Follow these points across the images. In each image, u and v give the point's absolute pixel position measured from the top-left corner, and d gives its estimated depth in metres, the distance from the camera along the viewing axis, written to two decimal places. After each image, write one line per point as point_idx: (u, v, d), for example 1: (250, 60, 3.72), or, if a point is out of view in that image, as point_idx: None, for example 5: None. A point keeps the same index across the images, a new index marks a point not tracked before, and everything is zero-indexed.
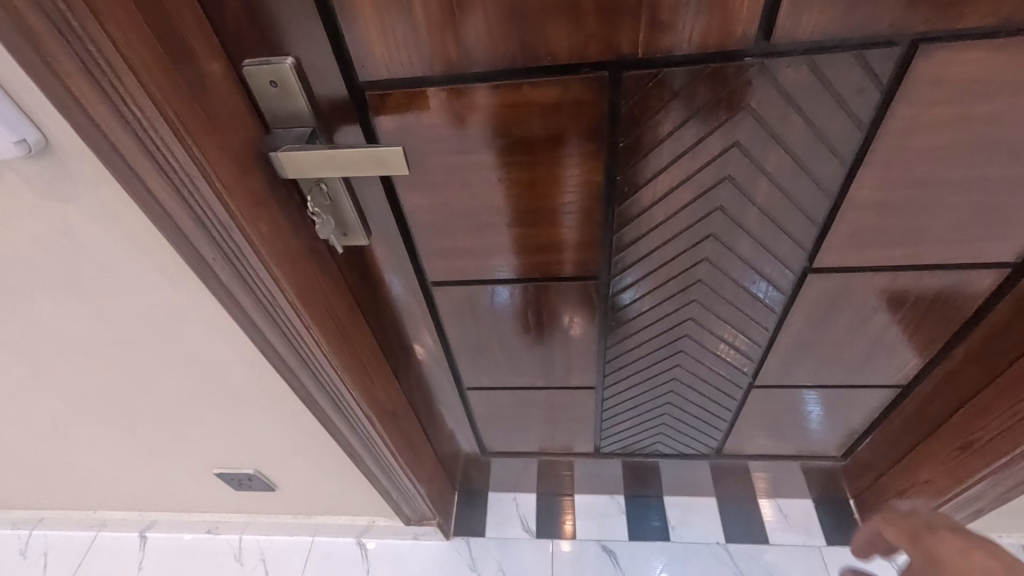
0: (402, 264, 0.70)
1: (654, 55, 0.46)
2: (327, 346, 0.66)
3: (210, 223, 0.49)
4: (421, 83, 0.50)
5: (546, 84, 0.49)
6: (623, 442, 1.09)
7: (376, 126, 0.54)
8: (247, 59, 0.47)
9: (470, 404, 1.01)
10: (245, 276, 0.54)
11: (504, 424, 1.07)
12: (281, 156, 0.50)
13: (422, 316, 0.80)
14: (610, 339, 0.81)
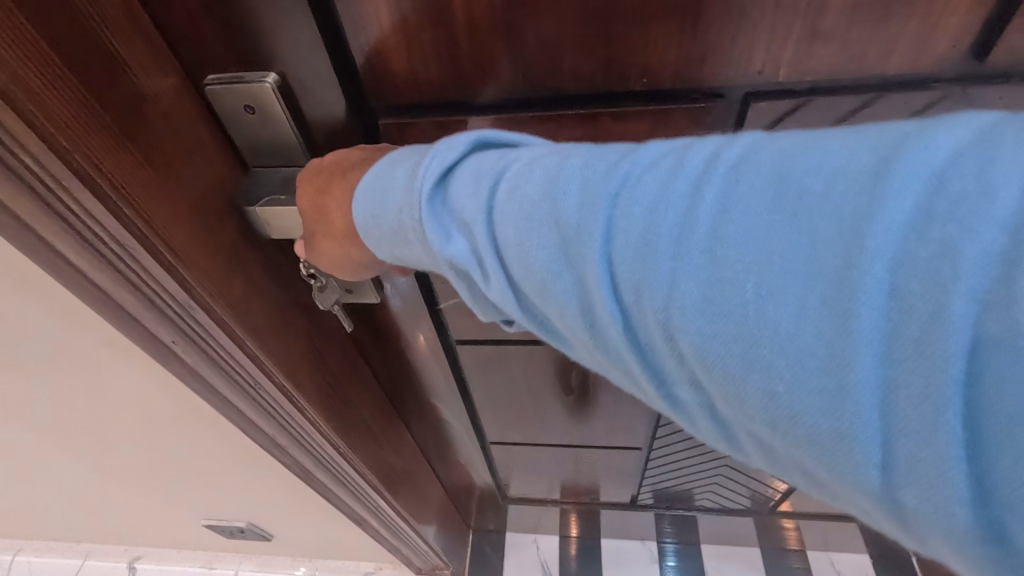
0: (420, 318, 0.58)
1: (800, 79, 0.31)
2: (330, 426, 0.53)
3: (169, 308, 0.35)
4: (458, 110, 0.35)
5: (633, 116, 0.34)
6: (662, 492, 0.97)
7: None
8: (209, 74, 0.33)
9: (490, 452, 0.90)
10: (219, 361, 0.40)
11: (530, 470, 0.95)
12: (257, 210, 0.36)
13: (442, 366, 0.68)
14: None
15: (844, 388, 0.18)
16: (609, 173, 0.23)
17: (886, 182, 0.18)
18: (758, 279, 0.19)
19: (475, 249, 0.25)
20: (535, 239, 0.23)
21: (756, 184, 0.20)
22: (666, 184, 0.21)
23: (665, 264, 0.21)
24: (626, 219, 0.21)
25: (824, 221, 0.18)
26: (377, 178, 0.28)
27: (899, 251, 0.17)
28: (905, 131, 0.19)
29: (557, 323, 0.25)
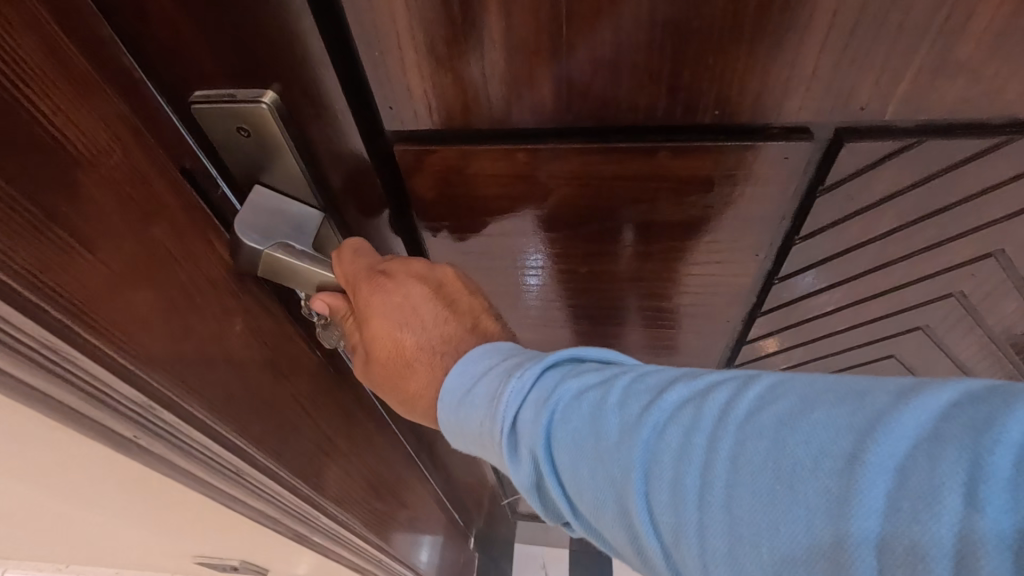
0: None
1: (912, 117, 0.26)
2: (337, 490, 0.46)
3: (110, 417, 0.25)
4: (489, 138, 0.30)
5: (697, 152, 0.29)
6: None
7: (410, 194, 0.34)
8: (195, 91, 0.27)
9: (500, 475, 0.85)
10: (217, 468, 0.33)
11: None
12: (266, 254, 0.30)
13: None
14: None
15: None
16: (632, 415, 0.22)
17: (868, 466, 0.17)
18: (773, 558, 0.18)
19: (531, 487, 0.24)
20: (579, 486, 0.22)
21: (760, 452, 0.19)
22: (678, 436, 0.20)
23: (692, 525, 0.19)
24: (652, 471, 0.21)
25: (823, 501, 0.17)
26: (449, 396, 0.26)
27: (882, 533, 0.16)
28: (893, 392, 0.18)
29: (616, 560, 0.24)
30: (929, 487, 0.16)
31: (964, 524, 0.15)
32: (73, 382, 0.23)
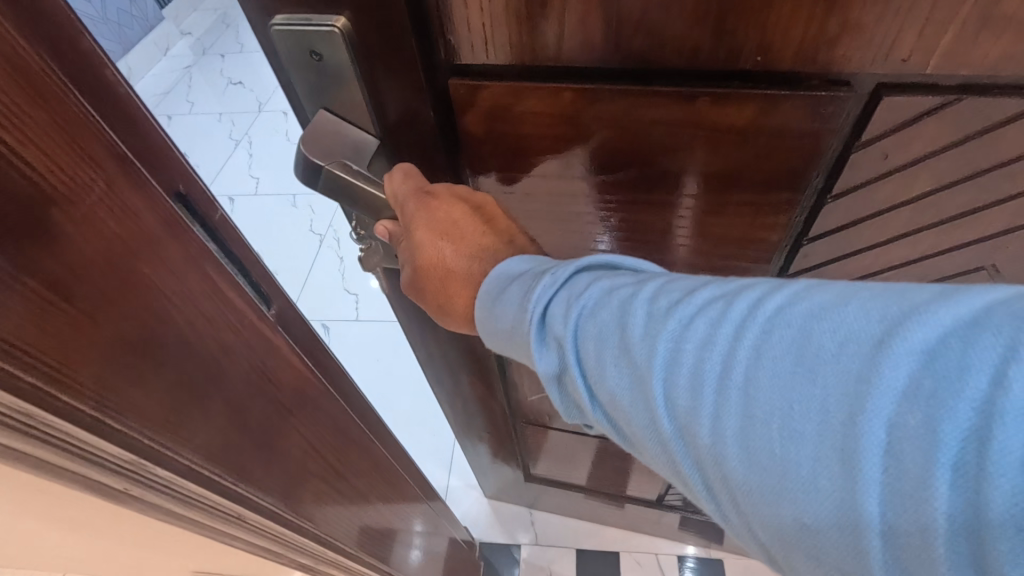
0: None
1: (952, 72, 0.26)
2: (355, 528, 0.43)
3: (105, 474, 0.23)
4: (538, 78, 0.32)
5: (736, 101, 0.30)
6: (691, 505, 0.92)
7: (461, 134, 0.36)
8: (276, 14, 0.30)
9: (518, 445, 0.87)
10: (222, 525, 0.30)
11: (557, 462, 0.92)
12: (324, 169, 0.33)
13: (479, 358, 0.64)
14: None
15: (858, 534, 0.19)
16: (662, 310, 0.24)
17: (893, 352, 0.18)
18: (783, 433, 0.20)
19: (555, 375, 0.27)
20: (603, 373, 0.24)
21: (786, 340, 0.20)
22: (705, 328, 0.22)
23: (709, 405, 0.21)
24: (675, 358, 0.23)
25: (842, 383, 0.19)
26: (489, 290, 0.29)
27: (896, 410, 0.18)
28: (924, 295, 0.19)
29: (626, 446, 0.26)
30: (949, 371, 0.17)
31: (981, 402, 0.17)
32: (48, 445, 0.21)
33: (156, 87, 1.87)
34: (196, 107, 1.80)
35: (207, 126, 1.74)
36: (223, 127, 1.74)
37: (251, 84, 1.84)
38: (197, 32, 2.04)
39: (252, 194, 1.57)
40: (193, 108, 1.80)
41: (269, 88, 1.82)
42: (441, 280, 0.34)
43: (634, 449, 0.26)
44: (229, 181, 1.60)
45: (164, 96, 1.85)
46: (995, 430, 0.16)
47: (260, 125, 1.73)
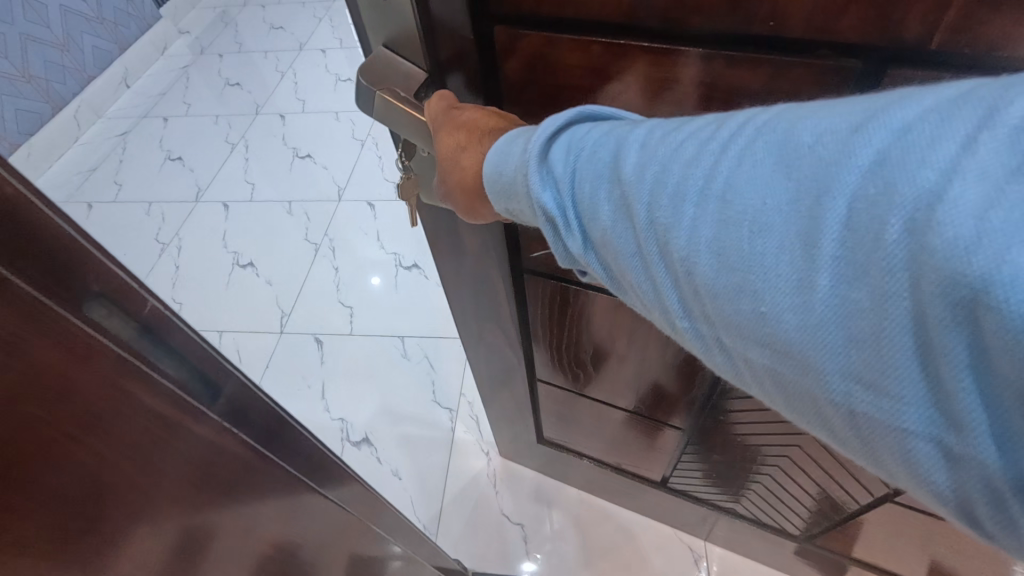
0: (493, 252, 0.60)
1: (954, 50, 0.27)
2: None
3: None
4: (567, 30, 0.36)
5: (744, 64, 0.32)
6: (692, 487, 0.94)
7: (500, 75, 0.41)
8: None
9: (536, 406, 0.93)
10: None
11: (569, 431, 0.96)
12: (377, 92, 0.40)
13: (502, 307, 0.69)
14: (716, 394, 0.67)
15: (814, 304, 0.21)
16: (657, 137, 0.27)
17: (865, 137, 0.20)
18: (753, 227, 0.22)
19: (549, 215, 0.31)
20: (597, 199, 0.28)
21: (765, 147, 0.23)
22: (694, 147, 0.25)
23: (690, 213, 0.24)
24: (663, 175, 0.25)
25: (810, 173, 0.21)
26: (491, 162, 0.35)
27: (859, 188, 0.20)
28: (897, 97, 0.21)
29: (618, 273, 0.29)
30: (921, 142, 0.19)
31: (947, 163, 0.18)
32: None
33: (156, 87, 2.11)
34: (192, 109, 2.01)
35: (203, 127, 1.95)
36: (221, 129, 1.93)
37: (248, 86, 2.05)
38: (193, 31, 2.29)
39: (247, 199, 1.73)
40: (190, 109, 2.01)
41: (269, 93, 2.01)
42: (463, 179, 0.38)
43: (624, 277, 0.29)
44: (229, 184, 1.78)
45: (160, 99, 2.06)
46: (953, 181, 0.18)
47: (258, 130, 1.91)
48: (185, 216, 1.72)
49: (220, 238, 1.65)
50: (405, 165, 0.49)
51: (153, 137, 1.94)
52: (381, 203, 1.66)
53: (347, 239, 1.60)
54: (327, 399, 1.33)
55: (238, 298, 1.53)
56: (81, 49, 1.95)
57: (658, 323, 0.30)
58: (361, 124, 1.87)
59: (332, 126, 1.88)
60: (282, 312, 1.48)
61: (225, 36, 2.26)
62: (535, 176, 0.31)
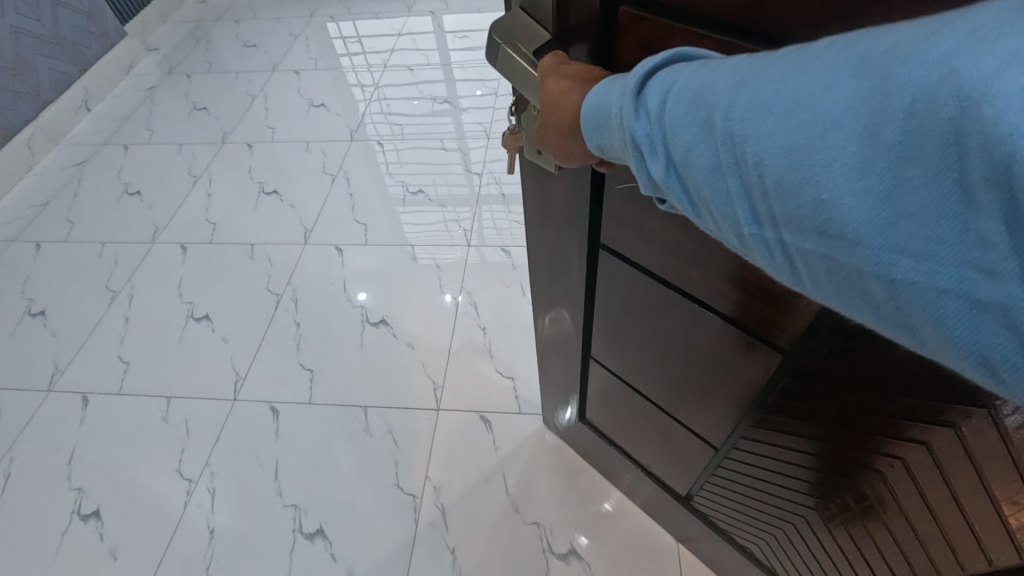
0: (574, 224, 0.68)
1: None
2: None
3: None
4: (685, 21, 0.45)
5: None
6: (718, 512, 0.97)
7: (618, 47, 0.51)
8: None
9: (586, 388, 1.00)
10: None
11: (615, 418, 1.03)
12: (501, 45, 0.54)
13: (571, 278, 0.77)
14: (760, 416, 0.71)
15: (874, 190, 0.28)
16: (752, 66, 0.34)
17: (929, 49, 0.26)
18: (828, 133, 0.29)
19: (641, 140, 0.40)
20: (683, 120, 0.37)
21: (842, 68, 0.29)
22: (784, 69, 0.32)
23: (776, 122, 0.31)
24: (759, 92, 0.33)
25: (877, 84, 0.27)
26: (588, 103, 0.45)
27: (924, 86, 0.25)
28: (959, 16, 0.26)
29: (706, 182, 0.37)
30: (980, 45, 0.24)
31: (1003, 57, 0.23)
32: None
33: (119, 111, 2.82)
34: (151, 134, 2.68)
35: (167, 153, 2.57)
36: (183, 157, 2.54)
37: (212, 112, 2.75)
38: (161, 52, 3.20)
39: (207, 240, 2.20)
40: (150, 135, 2.67)
41: (232, 119, 2.67)
42: (560, 117, 0.48)
43: (710, 186, 0.37)
44: (180, 230, 2.26)
45: (124, 122, 2.76)
46: (1008, 71, 0.23)
47: (221, 161, 2.49)
48: (142, 256, 2.18)
49: (174, 282, 2.09)
50: (517, 119, 0.60)
51: (114, 167, 2.54)
52: (348, 249, 2.07)
53: (309, 276, 2.02)
54: (280, 479, 1.60)
55: (191, 354, 1.88)
56: (37, 71, 2.57)
57: (731, 232, 0.38)
58: (331, 155, 2.44)
59: (305, 154, 2.46)
60: (238, 375, 1.82)
61: (189, 60, 3.08)
62: (628, 109, 0.41)
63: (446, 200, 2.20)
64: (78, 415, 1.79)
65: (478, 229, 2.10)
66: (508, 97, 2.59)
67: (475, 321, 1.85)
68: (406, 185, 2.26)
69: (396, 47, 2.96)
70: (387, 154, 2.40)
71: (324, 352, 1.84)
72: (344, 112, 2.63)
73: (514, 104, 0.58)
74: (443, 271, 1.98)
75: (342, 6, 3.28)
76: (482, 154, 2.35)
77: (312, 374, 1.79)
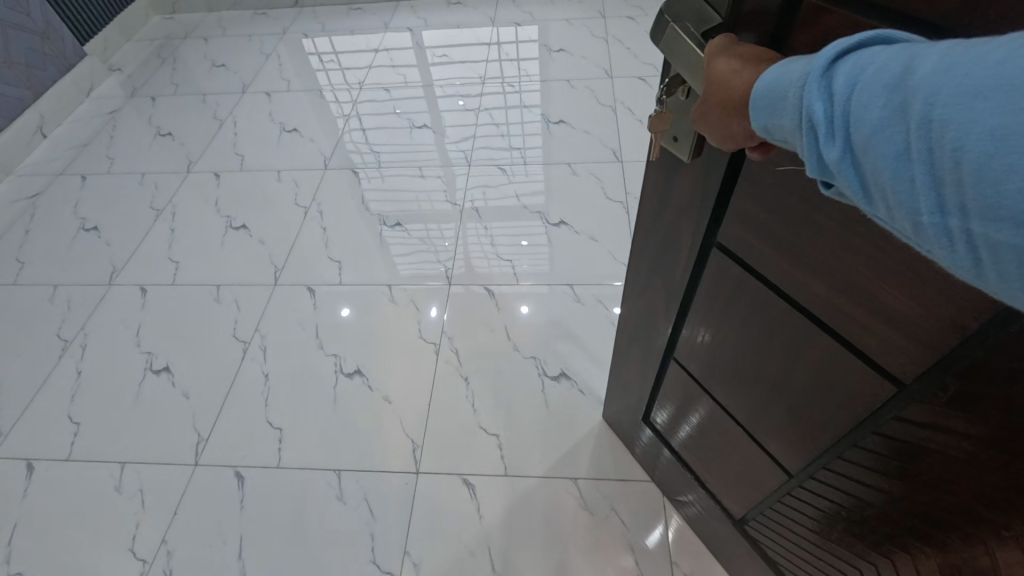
0: (700, 211, 0.73)
1: None
2: None
3: None
4: (874, 18, 0.45)
5: None
6: (771, 524, 1.05)
7: (789, 40, 0.52)
8: None
9: (663, 374, 1.10)
10: None
11: (681, 410, 1.12)
12: (675, 29, 0.55)
13: (675, 270, 0.87)
14: (844, 450, 0.74)
15: None
16: (964, 48, 0.32)
17: None
18: None
19: (818, 120, 0.40)
20: (872, 101, 0.36)
21: None
22: (1006, 50, 0.30)
23: (982, 107, 0.30)
24: (966, 75, 0.31)
25: None
26: (763, 83, 0.45)
27: None
28: None
29: (886, 164, 0.36)
30: None
31: None
32: None
33: (74, 139, 3.01)
34: (111, 164, 2.80)
35: (130, 184, 2.67)
36: (140, 188, 2.65)
37: (177, 138, 2.88)
38: (129, 74, 3.40)
39: (168, 282, 2.24)
40: (110, 165, 2.80)
41: (197, 149, 2.79)
42: (726, 96, 0.50)
43: (892, 170, 0.36)
44: (133, 269, 2.31)
45: (81, 149, 2.93)
46: None
47: (183, 194, 2.58)
48: (94, 304, 2.22)
49: (132, 331, 2.12)
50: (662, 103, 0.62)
51: (67, 201, 2.63)
52: (320, 288, 2.14)
53: (276, 323, 2.06)
54: (244, 558, 1.56)
55: (149, 412, 1.89)
56: None
57: (907, 219, 0.37)
58: (301, 185, 2.53)
59: (273, 184, 2.55)
60: (199, 438, 1.80)
61: (153, 82, 3.29)
62: (813, 86, 0.40)
63: (433, 238, 2.27)
64: (22, 485, 1.77)
65: (465, 258, 2.18)
66: (489, 114, 2.74)
67: (456, 369, 1.85)
68: (383, 217, 2.36)
69: (373, 62, 3.17)
70: (365, 184, 2.48)
71: (289, 407, 1.83)
72: (317, 137, 2.76)
73: (664, 84, 0.60)
74: (421, 314, 2.02)
75: (317, 24, 3.54)
76: (465, 176, 2.48)
77: (280, 436, 1.77)
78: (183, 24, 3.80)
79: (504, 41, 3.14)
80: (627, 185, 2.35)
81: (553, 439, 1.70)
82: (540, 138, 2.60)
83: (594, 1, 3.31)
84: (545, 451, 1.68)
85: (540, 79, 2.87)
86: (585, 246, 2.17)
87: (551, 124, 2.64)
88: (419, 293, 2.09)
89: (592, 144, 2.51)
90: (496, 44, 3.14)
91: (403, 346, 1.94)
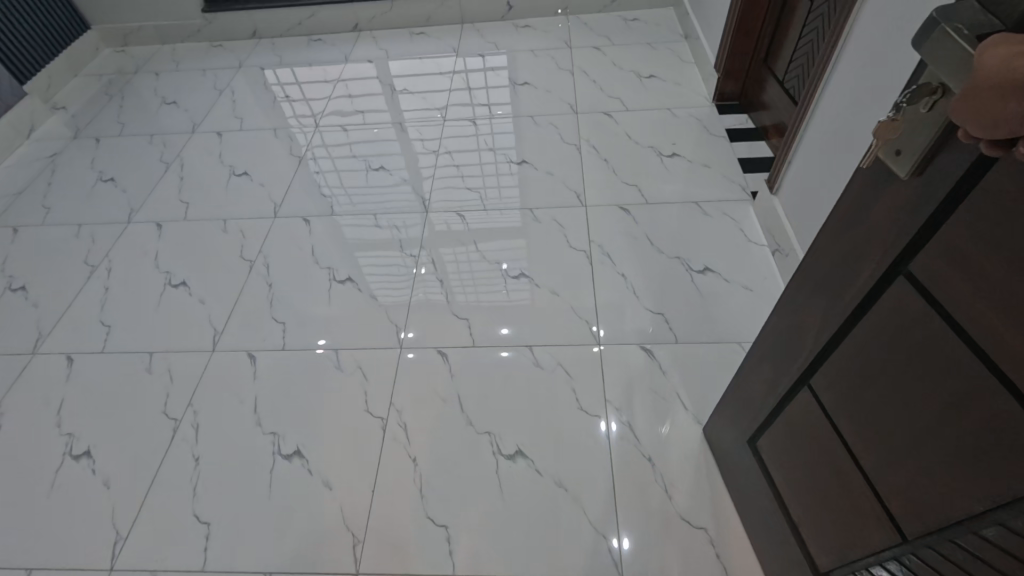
0: (901, 233, 0.67)
1: None
2: None
3: None
4: None
5: None
6: None
7: None
8: None
9: (793, 396, 1.06)
10: None
11: (799, 440, 1.07)
12: (950, 31, 0.50)
13: (843, 293, 0.82)
14: (984, 526, 0.66)
15: None
16: None
17: None
18: None
19: None
20: None
21: None
22: None
23: None
24: None
25: None
26: None
27: None
28: None
29: None
30: None
31: None
32: None
33: (13, 185, 2.74)
34: (47, 213, 2.56)
35: (65, 236, 2.43)
36: (76, 240, 2.41)
37: (118, 184, 2.66)
38: (73, 110, 3.17)
39: (98, 349, 2.00)
40: (45, 215, 2.55)
41: (140, 198, 2.57)
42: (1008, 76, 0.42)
43: None
44: (63, 335, 2.06)
45: (17, 197, 2.67)
46: None
47: (120, 250, 2.34)
48: (17, 374, 1.96)
49: (53, 408, 1.86)
50: (898, 107, 0.60)
51: None
52: (261, 354, 1.93)
53: (211, 395, 1.84)
54: None
55: (66, 503, 1.64)
56: None
57: None
58: (249, 237, 2.33)
59: (219, 236, 2.35)
60: (117, 534, 1.57)
61: (100, 120, 3.07)
62: None
63: (383, 291, 2.09)
64: None
65: (447, 292, 2.07)
66: (459, 151, 2.64)
67: (406, 451, 1.68)
68: (333, 271, 2.17)
69: (334, 94, 3.06)
70: (314, 233, 2.32)
71: (222, 497, 1.62)
72: (269, 182, 2.58)
73: (909, 93, 0.57)
74: (368, 384, 1.83)
75: (275, 56, 3.40)
76: (420, 226, 2.32)
77: (208, 531, 1.55)
78: (136, 56, 3.59)
79: (470, 69, 3.10)
80: (589, 231, 2.24)
81: (507, 529, 1.52)
82: (511, 176, 2.50)
83: (561, 33, 3.30)
84: (532, 531, 1.51)
85: (508, 115, 2.80)
86: (547, 300, 2.02)
87: (516, 164, 2.54)
88: (369, 357, 1.90)
89: (557, 186, 2.43)
90: (462, 74, 3.09)
91: (348, 423, 1.74)
